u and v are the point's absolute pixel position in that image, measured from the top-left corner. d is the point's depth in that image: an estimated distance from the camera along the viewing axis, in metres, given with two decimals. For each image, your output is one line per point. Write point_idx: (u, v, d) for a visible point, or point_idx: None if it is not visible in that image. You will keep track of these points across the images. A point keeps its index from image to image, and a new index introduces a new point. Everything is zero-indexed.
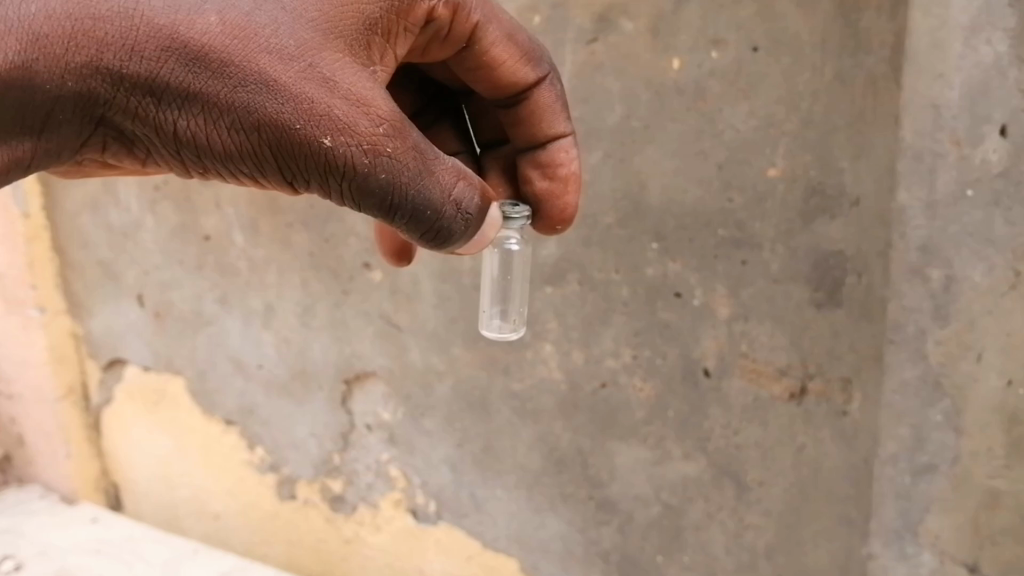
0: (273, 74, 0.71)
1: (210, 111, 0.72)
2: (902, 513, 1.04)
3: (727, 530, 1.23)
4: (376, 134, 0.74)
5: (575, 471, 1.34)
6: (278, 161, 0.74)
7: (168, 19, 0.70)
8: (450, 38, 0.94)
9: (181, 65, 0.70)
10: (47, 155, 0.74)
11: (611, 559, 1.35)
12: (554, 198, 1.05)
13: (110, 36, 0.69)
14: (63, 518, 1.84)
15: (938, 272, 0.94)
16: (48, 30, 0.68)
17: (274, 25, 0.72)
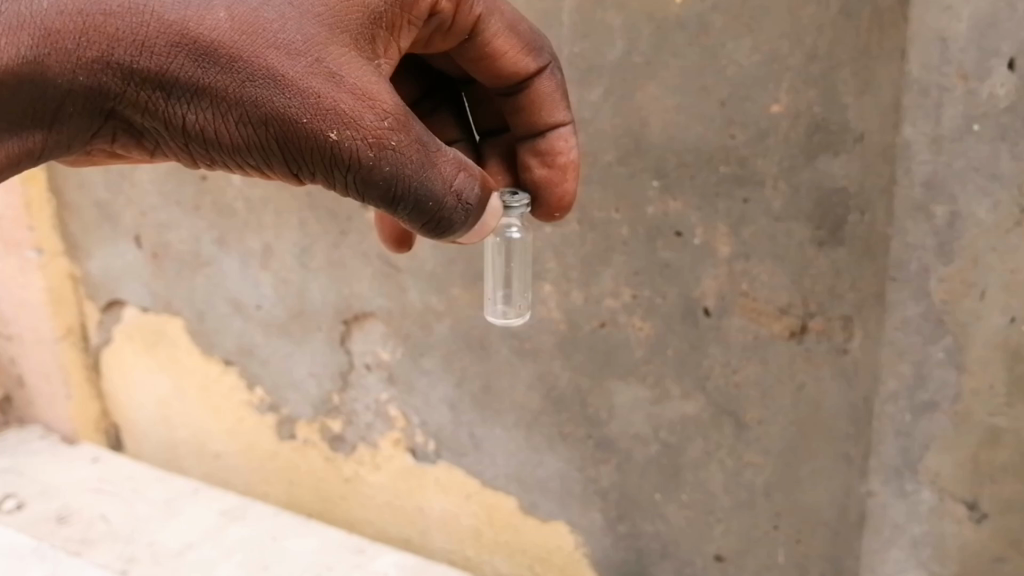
0: (280, 69, 0.75)
1: (218, 105, 0.76)
2: (903, 452, 1.06)
3: (726, 469, 1.24)
4: (379, 128, 0.78)
5: (574, 410, 1.34)
6: (285, 154, 0.79)
7: (178, 15, 0.74)
8: (453, 30, 0.96)
9: (190, 61, 0.74)
10: (57, 146, 0.79)
11: (609, 497, 1.37)
12: (553, 185, 1.07)
13: (122, 32, 0.74)
14: (64, 458, 1.85)
15: (943, 208, 0.94)
16: (60, 26, 0.73)
17: (282, 22, 0.76)
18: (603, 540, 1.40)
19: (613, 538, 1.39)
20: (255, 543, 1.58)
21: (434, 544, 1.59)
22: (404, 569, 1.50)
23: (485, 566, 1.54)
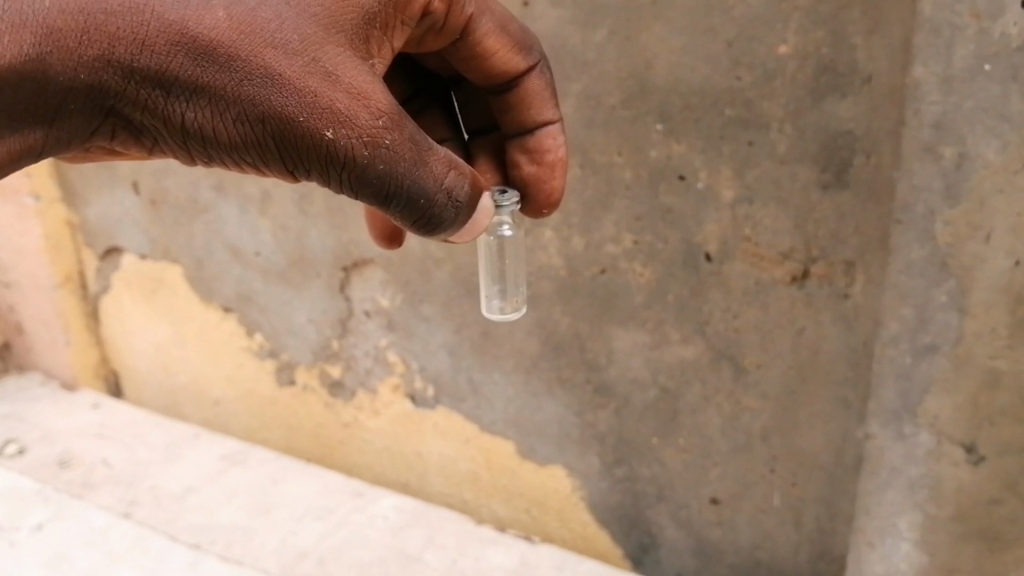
0: (278, 68, 0.77)
1: (216, 104, 0.78)
2: (902, 394, 1.05)
3: (723, 413, 1.25)
4: (373, 128, 0.80)
5: (573, 355, 1.35)
6: (281, 152, 0.81)
7: (178, 14, 0.76)
8: (445, 29, 0.99)
9: (190, 60, 0.76)
10: (57, 142, 0.80)
11: (606, 442, 1.38)
12: (541, 181, 1.11)
13: (122, 32, 0.75)
14: (65, 403, 1.86)
15: (951, 149, 0.92)
16: (61, 24, 0.75)
17: (280, 21, 0.78)
18: (600, 483, 1.42)
19: (609, 481, 1.41)
20: (256, 486, 1.59)
21: (432, 488, 1.61)
22: (402, 512, 1.52)
23: (482, 510, 1.56)
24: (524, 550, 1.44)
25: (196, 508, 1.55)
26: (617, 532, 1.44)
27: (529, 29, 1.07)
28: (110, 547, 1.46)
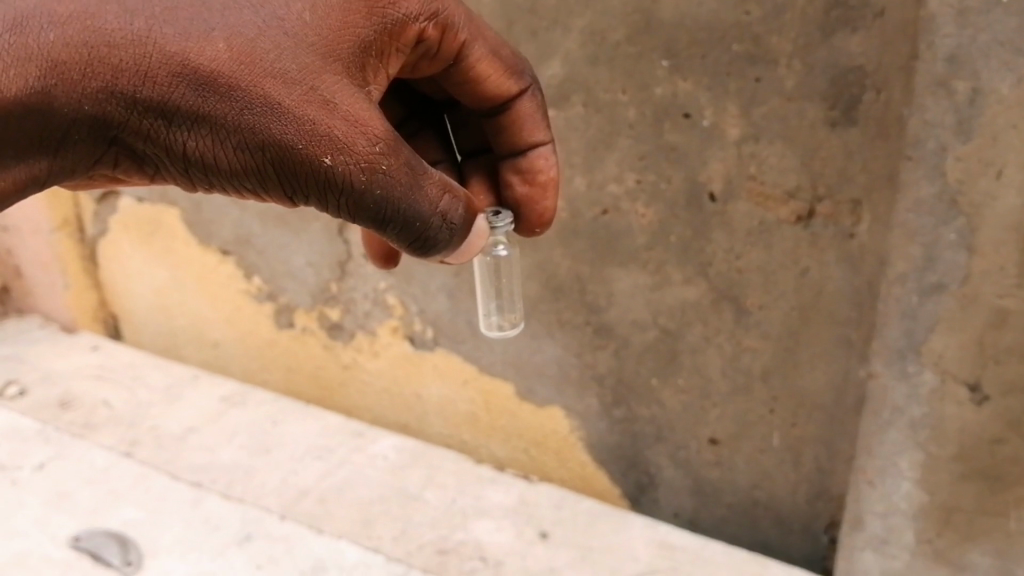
0: (277, 98, 0.78)
1: (216, 131, 0.79)
2: (907, 333, 1.06)
3: (724, 354, 1.26)
4: (370, 153, 0.81)
5: (573, 298, 1.34)
6: (280, 178, 0.82)
7: (179, 46, 0.76)
8: (439, 55, 1.00)
9: (191, 90, 0.77)
10: (61, 170, 0.81)
11: (606, 383, 1.39)
12: (534, 202, 1.14)
13: (126, 63, 0.76)
14: (64, 346, 1.85)
15: (964, 84, 0.90)
16: (66, 57, 0.75)
17: (279, 51, 0.79)
18: (599, 424, 1.43)
19: (608, 422, 1.42)
20: (256, 425, 1.60)
21: (431, 429, 1.62)
22: (403, 453, 1.53)
23: (481, 451, 1.58)
24: (524, 490, 1.46)
25: (197, 448, 1.55)
26: (616, 472, 1.46)
27: (521, 53, 1.09)
28: (112, 485, 1.46)
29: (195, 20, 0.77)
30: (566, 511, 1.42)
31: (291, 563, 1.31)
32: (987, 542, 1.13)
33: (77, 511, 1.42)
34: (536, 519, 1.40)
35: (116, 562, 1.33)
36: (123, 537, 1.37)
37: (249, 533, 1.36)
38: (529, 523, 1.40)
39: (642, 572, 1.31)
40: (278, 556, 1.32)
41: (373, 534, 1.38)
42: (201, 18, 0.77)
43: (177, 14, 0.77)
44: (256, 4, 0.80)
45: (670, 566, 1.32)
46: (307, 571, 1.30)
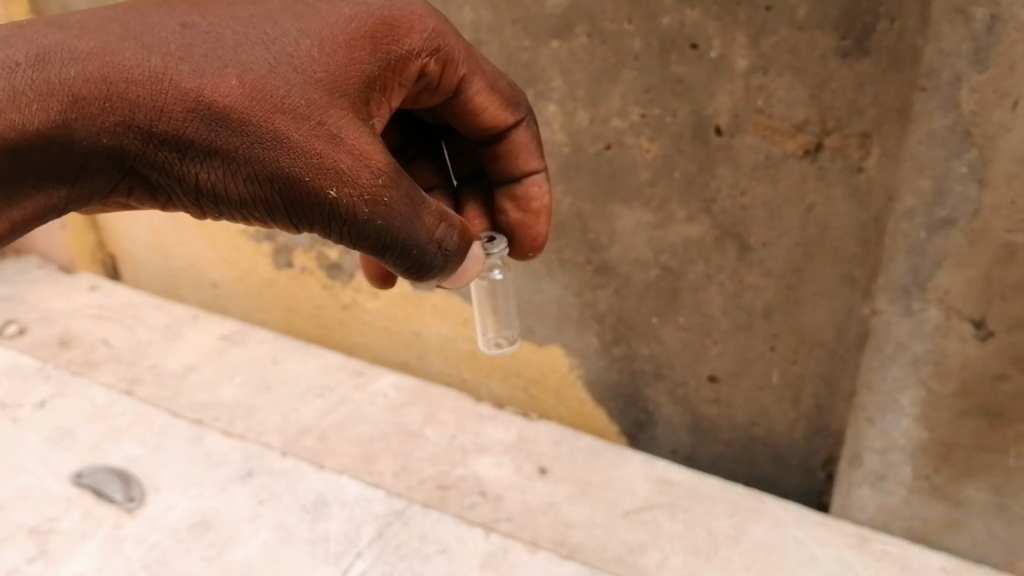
0: (287, 133, 0.81)
1: (227, 164, 0.81)
2: (914, 270, 1.08)
3: (725, 292, 1.25)
4: (374, 185, 0.83)
5: (574, 236, 1.33)
6: (287, 208, 0.84)
7: (194, 82, 0.79)
8: (440, 87, 1.00)
9: (205, 125, 0.79)
10: (78, 200, 0.84)
11: (606, 322, 1.39)
12: (526, 227, 1.14)
13: (143, 99, 0.79)
14: (62, 284, 1.83)
15: (983, 11, 0.90)
16: (86, 92, 0.78)
17: (288, 86, 0.81)
18: (598, 362, 1.44)
19: (607, 360, 1.43)
20: (254, 363, 1.59)
21: (430, 367, 1.63)
22: (402, 390, 1.53)
23: (481, 389, 1.59)
24: (523, 426, 1.46)
25: (198, 385, 1.55)
26: (615, 409, 1.48)
27: (517, 82, 1.08)
28: (113, 422, 1.46)
29: (210, 57, 0.80)
30: (565, 448, 1.42)
31: (291, 497, 1.33)
32: (986, 477, 1.19)
33: (78, 448, 1.42)
34: (535, 455, 1.41)
35: (120, 498, 1.33)
36: (127, 475, 1.37)
37: (251, 469, 1.37)
38: (528, 459, 1.40)
39: (640, 507, 1.33)
40: (279, 492, 1.34)
41: (374, 470, 1.39)
42: (215, 56, 0.80)
43: (192, 51, 0.80)
44: (267, 41, 0.83)
45: (668, 501, 1.33)
46: (307, 505, 1.32)
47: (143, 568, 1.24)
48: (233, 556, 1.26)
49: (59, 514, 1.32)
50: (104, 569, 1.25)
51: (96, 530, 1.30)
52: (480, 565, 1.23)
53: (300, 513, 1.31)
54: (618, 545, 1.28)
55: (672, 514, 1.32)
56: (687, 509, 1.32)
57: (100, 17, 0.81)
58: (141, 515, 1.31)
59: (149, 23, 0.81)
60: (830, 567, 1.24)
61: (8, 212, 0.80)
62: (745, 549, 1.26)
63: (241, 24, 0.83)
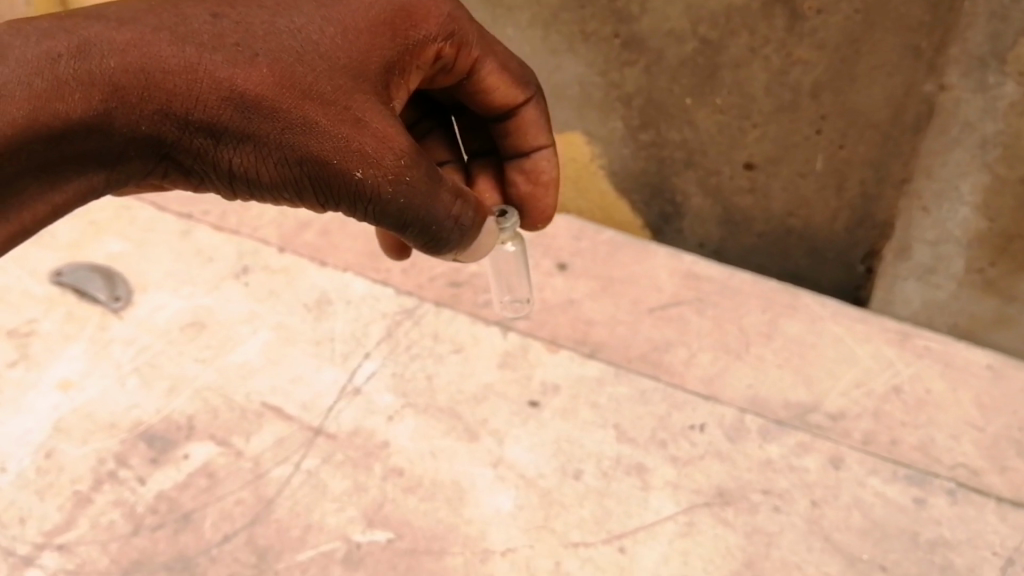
0: (314, 117, 0.77)
1: (259, 150, 0.78)
2: (994, 38, 0.95)
3: (769, 68, 1.10)
4: (399, 167, 0.79)
5: (599, 5, 1.15)
6: (317, 191, 0.81)
7: (226, 72, 0.75)
8: (453, 70, 0.92)
9: (238, 112, 0.76)
10: (116, 185, 0.81)
11: (633, 105, 1.24)
12: (534, 201, 1.05)
13: (178, 88, 0.75)
14: None
15: None
16: (125, 81, 0.74)
17: (316, 72, 0.78)
18: (622, 150, 1.31)
19: (633, 149, 1.30)
20: None
21: None
22: None
23: None
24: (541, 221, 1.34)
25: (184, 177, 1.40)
26: (639, 201, 1.37)
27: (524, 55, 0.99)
28: (93, 218, 1.36)
29: (240, 45, 0.76)
30: (586, 243, 1.31)
31: (291, 296, 1.25)
32: None
33: (57, 245, 1.33)
34: (554, 251, 1.31)
35: (104, 298, 1.25)
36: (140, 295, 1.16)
37: (246, 266, 1.28)
38: (548, 255, 1.30)
39: (666, 303, 1.24)
40: (278, 290, 1.25)
41: (380, 268, 1.27)
42: (246, 45, 0.77)
43: (224, 41, 0.76)
44: (293, 29, 0.79)
45: (695, 298, 1.24)
46: (310, 304, 1.24)
47: (133, 372, 1.19)
48: (231, 358, 1.19)
49: (39, 316, 1.25)
50: (92, 374, 1.19)
51: (81, 332, 1.23)
52: (499, 364, 1.17)
53: (303, 313, 1.23)
54: (643, 343, 1.19)
55: (701, 310, 1.23)
56: (717, 306, 1.23)
57: (132, 8, 0.77)
58: (129, 316, 1.24)
59: (178, 14, 0.77)
60: (868, 364, 1.16)
61: (50, 196, 0.77)
62: (778, 347, 1.18)
63: (267, 13, 0.79)
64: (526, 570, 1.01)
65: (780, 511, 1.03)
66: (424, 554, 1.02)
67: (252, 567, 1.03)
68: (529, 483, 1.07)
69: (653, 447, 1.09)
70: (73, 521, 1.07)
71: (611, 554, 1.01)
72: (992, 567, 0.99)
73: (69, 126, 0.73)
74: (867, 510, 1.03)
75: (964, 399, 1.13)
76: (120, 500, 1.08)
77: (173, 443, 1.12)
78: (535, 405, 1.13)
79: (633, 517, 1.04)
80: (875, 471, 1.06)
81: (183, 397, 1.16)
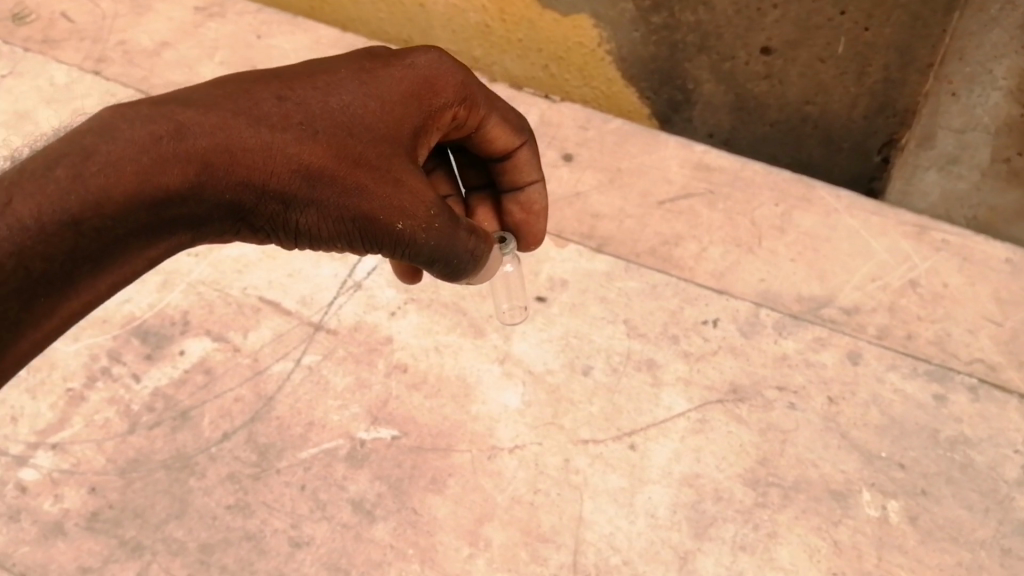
0: (367, 183, 0.74)
1: (320, 212, 0.75)
2: None
3: None
4: (436, 217, 0.77)
5: None
6: (366, 244, 0.78)
7: (297, 147, 0.72)
8: (462, 126, 0.84)
9: (306, 184, 0.73)
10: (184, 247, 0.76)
11: None
12: (528, 228, 0.97)
13: (256, 165, 0.71)
14: None
15: None
16: (213, 159, 0.70)
17: (366, 142, 0.75)
18: (632, 34, 1.24)
19: (644, 31, 1.23)
20: (235, 39, 1.35)
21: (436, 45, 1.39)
22: None
23: (494, 69, 1.38)
24: (546, 109, 1.27)
25: (172, 64, 1.32)
26: (648, 89, 1.31)
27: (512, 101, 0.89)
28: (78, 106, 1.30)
29: (304, 124, 0.73)
30: (592, 132, 1.24)
31: None
32: None
33: (41, 133, 1.27)
34: (559, 141, 1.24)
35: None
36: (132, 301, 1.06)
37: None
38: (552, 145, 1.23)
39: (676, 195, 1.17)
40: None
41: None
42: (308, 121, 0.73)
43: (291, 119, 0.72)
44: (343, 105, 0.75)
45: (707, 189, 1.18)
46: None
47: None
48: (226, 251, 1.15)
49: None
50: None
51: None
52: None
53: None
54: (652, 238, 1.14)
55: (712, 203, 1.17)
56: (729, 198, 1.17)
57: (198, 91, 0.72)
58: None
59: (244, 94, 0.72)
60: (884, 258, 1.11)
61: (148, 250, 0.71)
62: (792, 241, 1.13)
63: (320, 89, 0.75)
64: (534, 468, 0.99)
65: (796, 408, 1.01)
66: (430, 451, 1.00)
67: (253, 466, 1.01)
68: (537, 379, 1.04)
69: (666, 342, 1.06)
70: (67, 420, 1.05)
71: (621, 451, 0.99)
72: (1014, 465, 0.97)
73: (162, 209, 0.69)
74: (885, 407, 1.01)
75: (982, 293, 1.08)
76: (115, 398, 1.06)
77: (169, 338, 1.09)
78: (542, 300, 1.09)
79: (644, 414, 1.01)
80: (895, 367, 1.03)
81: (177, 290, 1.12)
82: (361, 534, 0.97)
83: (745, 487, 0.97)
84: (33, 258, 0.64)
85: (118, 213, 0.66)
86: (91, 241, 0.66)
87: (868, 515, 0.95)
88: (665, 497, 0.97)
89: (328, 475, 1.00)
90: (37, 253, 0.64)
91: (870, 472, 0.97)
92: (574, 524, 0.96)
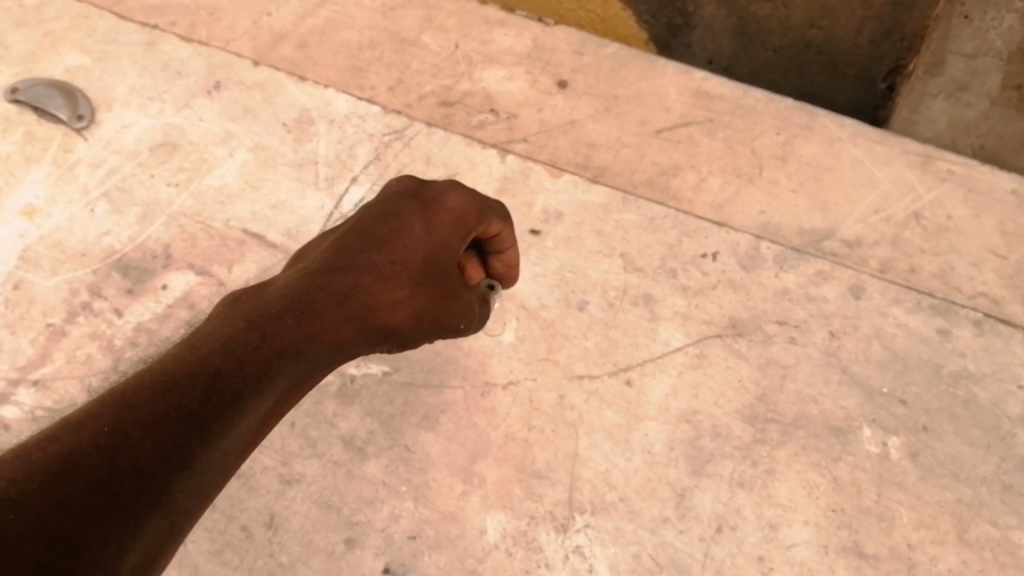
0: (452, 309, 0.77)
1: (419, 337, 0.77)
2: None
3: None
4: (478, 308, 0.81)
5: None
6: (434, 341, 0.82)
7: (411, 295, 0.74)
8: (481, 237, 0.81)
9: (415, 323, 0.75)
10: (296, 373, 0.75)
11: None
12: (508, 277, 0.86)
13: (383, 319, 0.73)
14: None
15: None
16: (358, 325, 0.71)
17: (449, 276, 0.76)
18: None
19: None
20: None
21: None
22: None
23: None
24: (538, 33, 1.19)
25: None
26: (646, 12, 1.27)
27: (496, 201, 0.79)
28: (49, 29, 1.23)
29: (408, 277, 0.74)
30: (587, 57, 1.17)
31: (270, 114, 1.16)
32: None
33: (11, 58, 1.21)
34: (553, 66, 1.17)
35: (65, 117, 1.16)
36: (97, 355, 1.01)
37: (219, 82, 1.18)
38: (546, 71, 1.16)
39: (675, 124, 1.12)
40: (255, 108, 1.16)
41: (364, 86, 1.18)
42: (412, 271, 0.74)
43: (397, 275, 0.74)
44: (426, 254, 0.75)
45: (706, 118, 1.12)
46: (289, 123, 1.15)
47: (102, 197, 1.12)
48: (209, 182, 1.12)
49: None
50: (58, 200, 1.12)
51: (43, 155, 1.14)
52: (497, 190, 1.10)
53: (282, 133, 1.15)
54: (649, 168, 1.10)
55: (711, 131, 1.12)
56: (729, 126, 1.12)
57: (319, 266, 0.72)
58: (94, 138, 1.15)
59: (359, 260, 0.73)
60: (888, 188, 1.07)
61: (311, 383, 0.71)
62: (793, 170, 1.09)
63: (408, 246, 0.75)
64: (528, 405, 0.97)
65: (796, 343, 0.99)
66: (422, 388, 0.99)
67: None
68: (531, 314, 1.02)
69: (664, 276, 1.03)
70: (48, 356, 1.03)
71: (618, 387, 0.98)
72: (1017, 401, 0.96)
73: (333, 364, 0.70)
74: (887, 342, 0.99)
75: (987, 225, 1.05)
76: (97, 333, 1.04)
77: (150, 272, 1.07)
78: (536, 233, 1.07)
79: (641, 348, 0.99)
80: (898, 301, 1.01)
81: (158, 223, 1.10)
82: (352, 471, 0.95)
83: (744, 423, 0.96)
84: (271, 383, 0.62)
85: (315, 366, 0.68)
86: (303, 386, 0.66)
87: (869, 451, 0.94)
88: (661, 434, 0.96)
89: (318, 412, 0.98)
90: (279, 383, 0.63)
91: (872, 408, 0.96)
92: (570, 461, 0.95)
